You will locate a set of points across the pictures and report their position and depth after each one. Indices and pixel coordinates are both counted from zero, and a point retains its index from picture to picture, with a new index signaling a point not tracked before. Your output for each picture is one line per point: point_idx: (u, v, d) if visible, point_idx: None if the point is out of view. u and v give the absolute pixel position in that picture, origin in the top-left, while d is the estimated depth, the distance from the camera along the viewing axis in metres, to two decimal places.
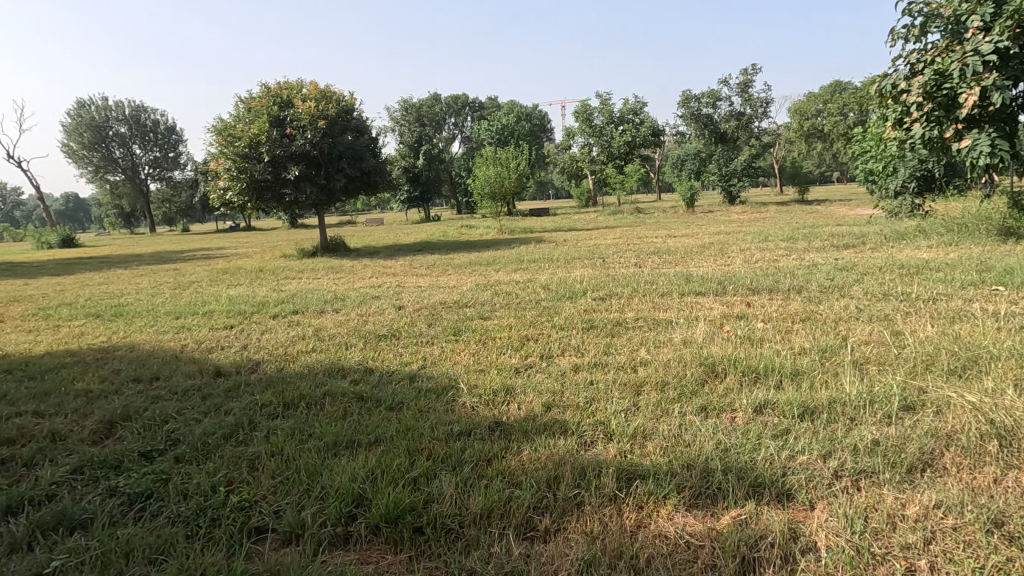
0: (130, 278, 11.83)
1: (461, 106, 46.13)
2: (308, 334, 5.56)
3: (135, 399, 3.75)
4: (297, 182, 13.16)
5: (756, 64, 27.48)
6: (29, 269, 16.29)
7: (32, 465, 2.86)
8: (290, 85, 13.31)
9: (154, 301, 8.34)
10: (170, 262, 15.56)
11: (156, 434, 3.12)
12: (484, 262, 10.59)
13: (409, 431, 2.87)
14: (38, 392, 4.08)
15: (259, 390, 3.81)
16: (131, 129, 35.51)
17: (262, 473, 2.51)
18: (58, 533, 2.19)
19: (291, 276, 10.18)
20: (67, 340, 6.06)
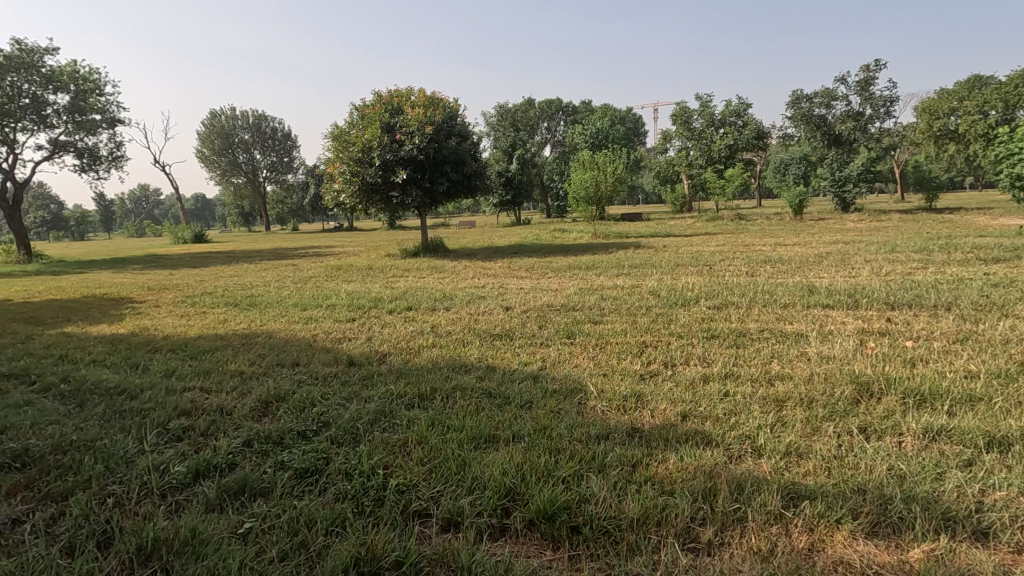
0: (256, 272, 12.95)
1: (554, 111, 46.29)
2: (425, 330, 5.80)
3: (284, 381, 4.10)
4: (403, 186, 13.78)
5: (880, 60, 25.76)
6: (172, 261, 18.33)
7: (208, 435, 3.20)
8: (400, 93, 14.03)
9: (280, 293, 9.10)
10: (289, 258, 16.87)
11: (308, 415, 3.37)
12: (583, 267, 10.50)
13: (546, 430, 2.89)
14: (201, 370, 4.56)
15: (392, 381, 4.01)
16: (253, 136, 39.12)
17: (413, 459, 2.64)
18: (243, 498, 2.44)
19: (397, 275, 10.68)
20: (215, 325, 6.74)
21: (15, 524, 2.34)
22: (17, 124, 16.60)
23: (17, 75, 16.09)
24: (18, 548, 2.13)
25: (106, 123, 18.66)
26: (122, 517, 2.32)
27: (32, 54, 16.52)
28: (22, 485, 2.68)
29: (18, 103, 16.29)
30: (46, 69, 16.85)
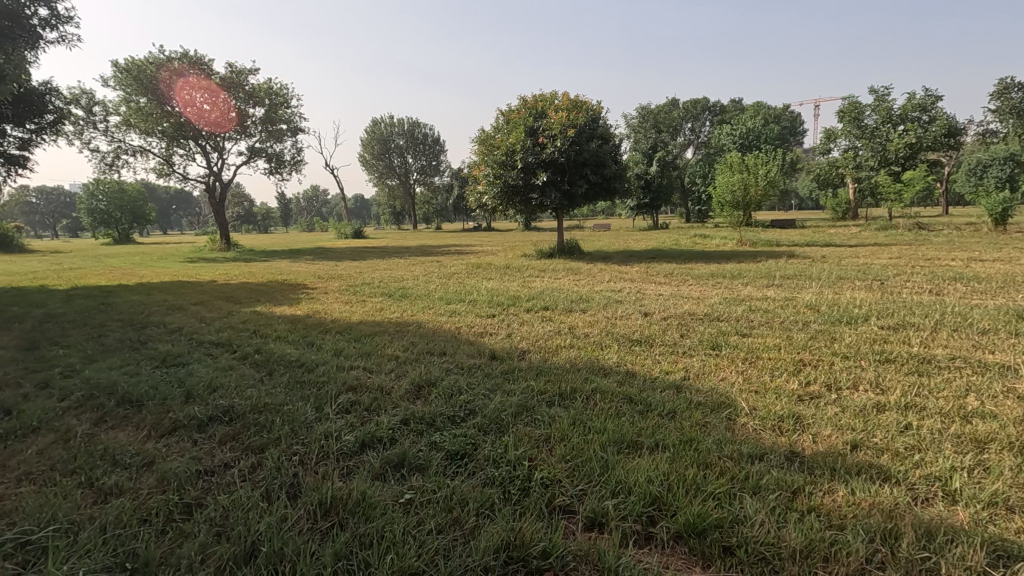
0: (406, 266, 14.08)
1: (700, 110, 44.05)
2: (563, 330, 5.86)
3: (434, 368, 4.41)
4: (543, 188, 14.04)
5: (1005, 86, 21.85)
6: (336, 253, 20.64)
7: (371, 410, 3.56)
8: (545, 97, 14.35)
9: (426, 287, 9.79)
10: (434, 254, 18.10)
11: (456, 401, 3.59)
12: (728, 275, 9.86)
13: (692, 442, 2.77)
14: (363, 352, 5.07)
15: (532, 377, 4.12)
16: (407, 142, 42.43)
17: (555, 455, 2.69)
18: (402, 471, 2.67)
19: (534, 275, 10.92)
20: (373, 312, 7.46)
21: (226, 467, 2.80)
22: (226, 134, 19.79)
23: (228, 93, 19.18)
24: (230, 487, 2.55)
25: (290, 132, 21.49)
26: (305, 473, 2.67)
27: (240, 75, 19.58)
28: (230, 436, 3.20)
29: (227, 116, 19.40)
30: (249, 87, 19.85)
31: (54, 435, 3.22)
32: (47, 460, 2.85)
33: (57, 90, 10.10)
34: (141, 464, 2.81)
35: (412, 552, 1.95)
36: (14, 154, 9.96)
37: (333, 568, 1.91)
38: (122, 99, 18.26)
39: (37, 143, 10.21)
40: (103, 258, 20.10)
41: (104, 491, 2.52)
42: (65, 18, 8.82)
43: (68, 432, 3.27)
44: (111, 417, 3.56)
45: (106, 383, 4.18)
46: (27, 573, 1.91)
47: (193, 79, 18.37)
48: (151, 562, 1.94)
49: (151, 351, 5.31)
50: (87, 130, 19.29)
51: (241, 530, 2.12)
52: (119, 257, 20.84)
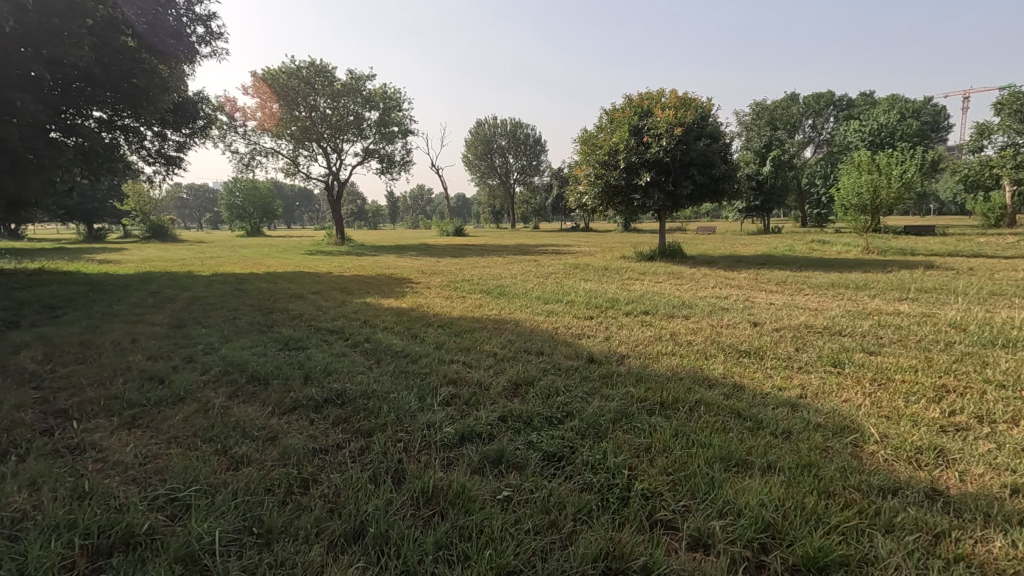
0: (504, 264, 14.32)
1: (823, 105, 40.52)
2: (664, 336, 5.64)
3: (531, 367, 4.43)
4: (646, 188, 13.60)
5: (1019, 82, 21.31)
6: (438, 250, 21.49)
7: (470, 404, 3.64)
8: (651, 95, 13.98)
9: (524, 285, 9.87)
10: (532, 254, 18.26)
11: (553, 402, 3.57)
12: (852, 286, 8.96)
13: (811, 467, 2.54)
14: (463, 347, 5.22)
15: (632, 383, 3.99)
16: (509, 142, 43.11)
17: (656, 466, 2.58)
18: (500, 467, 2.70)
19: (633, 277, 10.64)
20: (472, 308, 7.66)
21: (338, 447, 2.99)
22: (344, 137, 21.28)
23: (348, 98, 20.59)
24: (342, 466, 2.73)
25: (401, 134, 22.63)
26: (408, 461, 2.78)
27: (359, 81, 20.97)
28: (342, 418, 3.42)
29: (346, 120, 20.86)
30: (366, 92, 21.16)
31: (196, 405, 3.63)
32: (191, 427, 3.22)
33: (207, 98, 11.43)
34: (266, 438, 3.09)
35: (509, 550, 1.96)
36: (172, 156, 11.41)
37: (434, 556, 1.98)
38: (259, 105, 20.27)
39: (190, 146, 11.60)
40: (239, 248, 22.49)
41: (236, 459, 2.79)
42: (216, 33, 9.93)
43: (206, 403, 3.68)
44: (242, 392, 3.95)
45: (239, 361, 4.65)
46: (175, 525, 2.16)
47: (318, 86, 19.93)
48: (274, 529, 2.12)
49: (276, 334, 5.82)
50: (229, 134, 21.65)
51: (351, 509, 2.25)
52: (252, 248, 23.26)
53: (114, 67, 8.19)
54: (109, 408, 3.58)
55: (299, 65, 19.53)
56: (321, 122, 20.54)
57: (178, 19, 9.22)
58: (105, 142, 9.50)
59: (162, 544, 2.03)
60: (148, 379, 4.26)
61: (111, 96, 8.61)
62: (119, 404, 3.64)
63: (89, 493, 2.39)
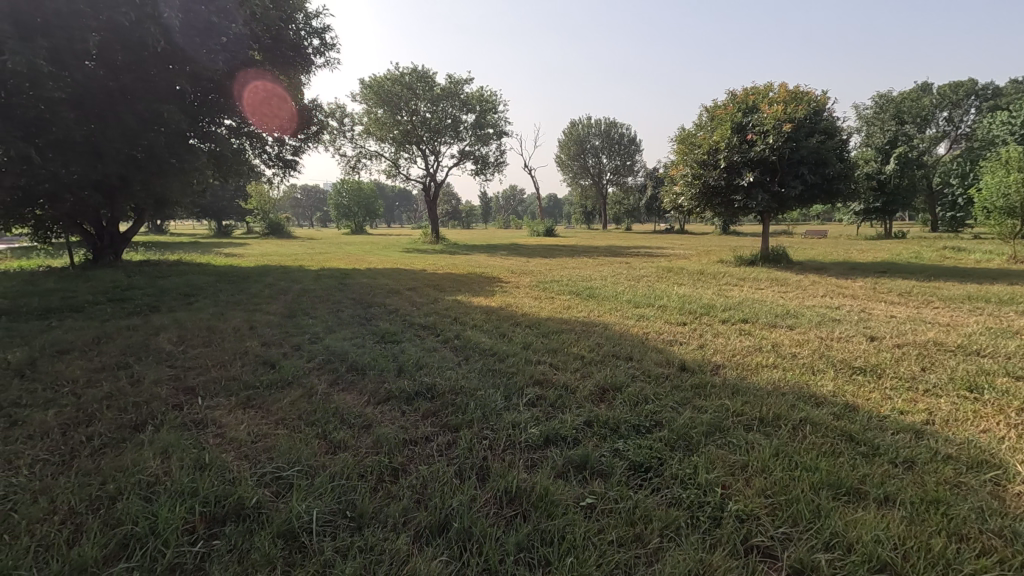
0: (594, 266, 14.13)
1: (963, 95, 35.95)
2: (765, 347, 5.27)
3: (619, 372, 4.32)
4: (749, 189, 12.83)
5: None
6: (528, 250, 21.63)
7: (555, 406, 3.61)
8: (758, 91, 13.19)
9: (614, 288, 9.68)
10: (623, 256, 17.86)
11: (641, 410, 3.45)
12: (994, 300, 7.85)
13: (939, 504, 2.24)
14: (550, 348, 5.20)
15: (727, 396, 3.76)
16: (602, 142, 42.48)
17: (753, 486, 2.41)
18: (584, 473, 2.65)
19: (731, 283, 10.07)
20: (560, 310, 7.63)
21: (426, 440, 3.09)
22: (442, 139, 22.06)
23: (446, 102, 21.32)
24: (429, 458, 2.82)
25: (496, 136, 23.04)
26: (493, 459, 2.81)
27: (457, 85, 21.62)
28: (431, 411, 3.54)
29: (444, 123, 21.60)
30: (463, 95, 21.78)
31: (301, 390, 3.92)
32: (296, 410, 3.48)
33: (320, 106, 12.32)
34: (362, 425, 3.26)
35: (592, 560, 1.92)
36: (289, 159, 12.44)
37: (515, 558, 1.98)
38: (366, 111, 21.56)
39: (305, 150, 12.58)
40: (344, 245, 24.08)
41: (334, 444, 2.97)
42: (330, 45, 10.68)
43: (310, 389, 3.95)
44: (342, 380, 4.21)
45: (340, 351, 4.95)
46: (279, 502, 2.33)
47: (419, 91, 20.83)
48: (365, 514, 2.22)
49: (373, 327, 6.15)
50: (339, 138, 23.25)
51: (437, 502, 2.31)
52: (356, 245, 24.79)
53: (239, 83, 9.29)
54: (229, 388, 3.96)
55: (402, 72, 20.52)
56: (421, 126, 21.44)
57: (297, 33, 10.03)
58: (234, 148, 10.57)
59: (268, 518, 2.20)
60: (261, 363, 4.67)
61: (241, 106, 9.66)
62: (237, 385, 4.02)
63: (209, 464, 2.65)
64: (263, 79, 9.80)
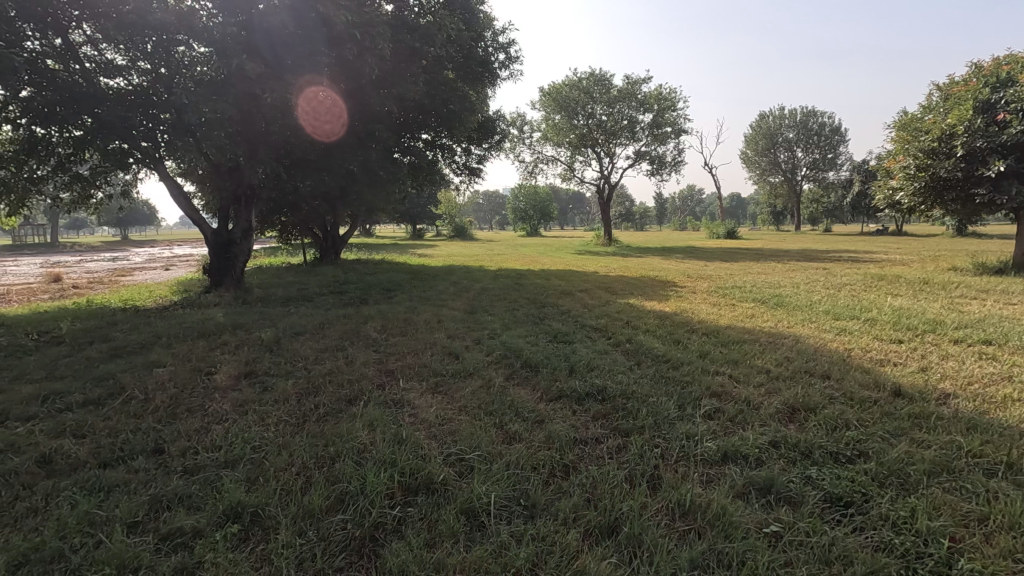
0: (785, 271, 12.77)
1: None
2: (1017, 377, 4.23)
3: (814, 392, 3.84)
4: (997, 180, 10.46)
5: None
6: (708, 253, 20.35)
7: (735, 422, 3.36)
8: (1015, 59, 10.71)
9: (809, 297, 8.64)
10: (821, 260, 15.82)
11: (841, 436, 3.04)
12: None
13: None
14: (731, 359, 4.84)
15: (960, 432, 3.11)
16: (798, 134, 38.16)
17: (996, 546, 1.97)
18: (769, 497, 2.43)
19: (967, 295, 8.30)
20: (743, 318, 7.05)
21: (596, 441, 3.11)
22: (618, 141, 21.87)
23: (623, 103, 21.06)
24: (600, 460, 2.83)
25: (675, 134, 22.08)
26: (665, 468, 2.72)
27: (635, 85, 21.23)
28: (602, 413, 3.55)
29: (621, 124, 21.39)
30: (641, 95, 21.30)
31: (481, 380, 4.23)
32: (476, 399, 3.76)
33: (503, 116, 13.05)
34: (535, 420, 3.40)
35: None
36: (474, 167, 13.44)
37: (687, 574, 1.89)
38: (545, 118, 22.33)
39: (488, 158, 13.47)
40: (522, 247, 25.30)
41: (509, 435, 3.14)
42: (513, 58, 11.29)
43: (488, 380, 4.25)
44: (517, 375, 4.44)
45: (515, 347, 5.23)
46: (462, 482, 2.55)
47: (597, 95, 20.94)
48: (537, 504, 2.32)
49: (547, 327, 6.35)
50: (519, 145, 24.47)
51: (607, 504, 2.31)
52: (532, 247, 25.83)
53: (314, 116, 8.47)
54: (421, 373, 4.44)
55: (580, 77, 20.82)
56: (597, 129, 21.57)
57: (485, 50, 10.80)
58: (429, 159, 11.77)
59: (452, 495, 2.42)
60: (447, 354, 5.14)
61: (434, 122, 10.67)
62: (428, 372, 4.49)
63: (405, 440, 3.00)
64: (465, 99, 10.25)
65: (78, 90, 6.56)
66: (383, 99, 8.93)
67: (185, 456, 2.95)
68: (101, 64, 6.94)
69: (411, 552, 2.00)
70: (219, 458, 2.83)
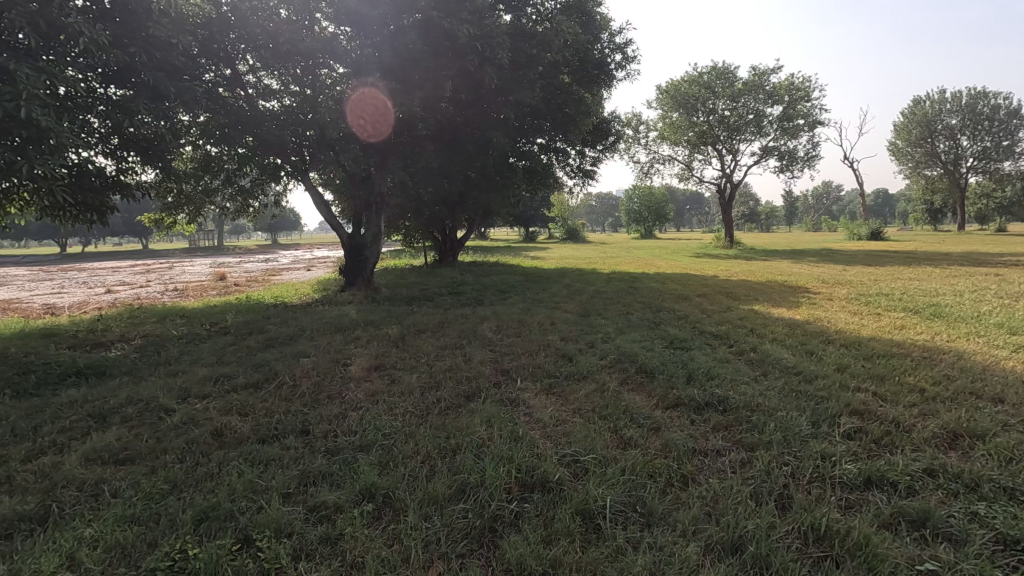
0: (944, 277, 11.16)
1: None
2: None
3: (982, 417, 3.33)
4: None
5: None
6: (848, 256, 18.37)
7: (880, 445, 3.02)
8: None
9: (975, 307, 7.49)
10: (994, 264, 13.58)
11: (1017, 471, 2.61)
12: None
13: None
14: (876, 374, 4.35)
15: None
16: (963, 120, 32.54)
17: None
18: (922, 531, 2.17)
19: None
20: (890, 329, 6.30)
21: (717, 453, 2.96)
22: (742, 136, 20.56)
23: (748, 97, 19.78)
24: (721, 473, 2.70)
25: (808, 127, 20.28)
26: (796, 488, 2.53)
27: (762, 77, 19.84)
28: (723, 425, 3.37)
29: (745, 119, 20.08)
30: (770, 86, 19.86)
31: (595, 384, 4.22)
32: (591, 403, 3.76)
33: (618, 117, 12.85)
34: (650, 427, 3.33)
35: None
36: (588, 169, 13.38)
37: None
38: (661, 116, 21.65)
39: (603, 160, 13.35)
40: (636, 249, 24.74)
41: (624, 440, 3.11)
42: (631, 57, 11.09)
43: (602, 385, 4.22)
44: (632, 380, 4.37)
45: (630, 352, 5.14)
46: (577, 483, 2.57)
47: (719, 89, 19.87)
48: (654, 512, 2.28)
49: (662, 332, 6.16)
50: (634, 146, 23.97)
51: (730, 519, 2.21)
52: (647, 249, 25.15)
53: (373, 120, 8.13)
54: (535, 374, 4.53)
55: (700, 71, 19.88)
56: (718, 125, 20.47)
57: (602, 52, 10.72)
58: (544, 163, 11.93)
59: (567, 495, 2.45)
60: (561, 355, 5.19)
61: (549, 127, 10.81)
62: (542, 372, 4.57)
63: (521, 438, 3.09)
64: (581, 102, 10.26)
65: (243, 114, 7.55)
66: (500, 107, 9.22)
67: (327, 438, 3.28)
68: (261, 90, 7.97)
69: (529, 546, 2.06)
70: (355, 442, 3.12)
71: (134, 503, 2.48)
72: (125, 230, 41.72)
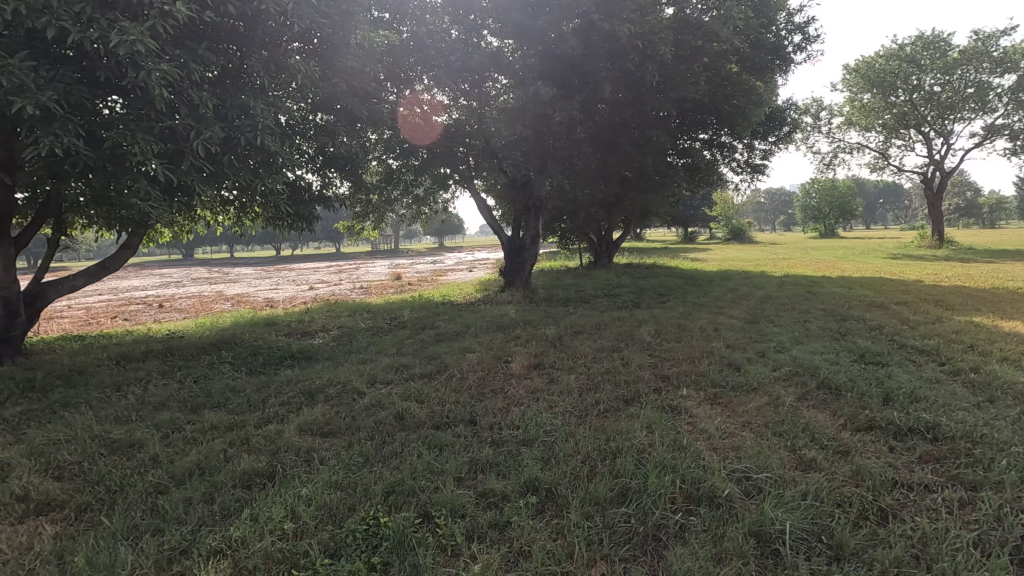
0: None
1: None
2: None
3: None
4: None
5: None
6: None
7: None
8: None
9: None
10: None
11: None
12: None
13: None
14: None
15: None
16: None
17: None
18: None
19: None
20: None
21: (926, 488, 2.54)
22: (957, 115, 17.30)
23: (967, 67, 16.57)
24: (933, 512, 2.31)
25: None
26: None
27: (988, 41, 16.46)
28: (933, 456, 2.87)
29: (963, 94, 16.84)
30: (998, 52, 16.41)
31: (767, 398, 3.87)
32: (763, 417, 3.47)
33: (795, 104, 11.65)
34: (837, 450, 2.97)
35: None
36: (757, 164, 12.34)
37: None
38: (849, 99, 19.12)
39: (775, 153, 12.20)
40: (814, 250, 22.15)
41: (804, 461, 2.81)
42: (812, 37, 9.98)
43: (776, 399, 3.85)
44: (812, 397, 3.92)
45: (809, 365, 4.62)
46: (749, 502, 2.40)
47: (925, 62, 16.97)
48: (845, 546, 2.04)
49: (849, 344, 5.45)
50: (813, 134, 21.51)
51: (945, 567, 1.89)
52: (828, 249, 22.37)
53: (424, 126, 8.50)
54: (698, 382, 4.31)
55: (900, 43, 17.15)
56: (923, 104, 17.47)
57: (777, 35, 9.80)
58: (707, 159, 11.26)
59: (739, 514, 2.30)
60: (727, 364, 4.87)
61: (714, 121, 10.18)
62: (706, 381, 4.34)
63: (685, 447, 2.97)
64: (750, 91, 9.48)
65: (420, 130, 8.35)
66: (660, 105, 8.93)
67: (492, 430, 3.49)
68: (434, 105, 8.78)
69: (697, 561, 1.98)
70: (519, 435, 3.27)
71: (337, 470, 2.90)
72: (324, 236, 48.74)
